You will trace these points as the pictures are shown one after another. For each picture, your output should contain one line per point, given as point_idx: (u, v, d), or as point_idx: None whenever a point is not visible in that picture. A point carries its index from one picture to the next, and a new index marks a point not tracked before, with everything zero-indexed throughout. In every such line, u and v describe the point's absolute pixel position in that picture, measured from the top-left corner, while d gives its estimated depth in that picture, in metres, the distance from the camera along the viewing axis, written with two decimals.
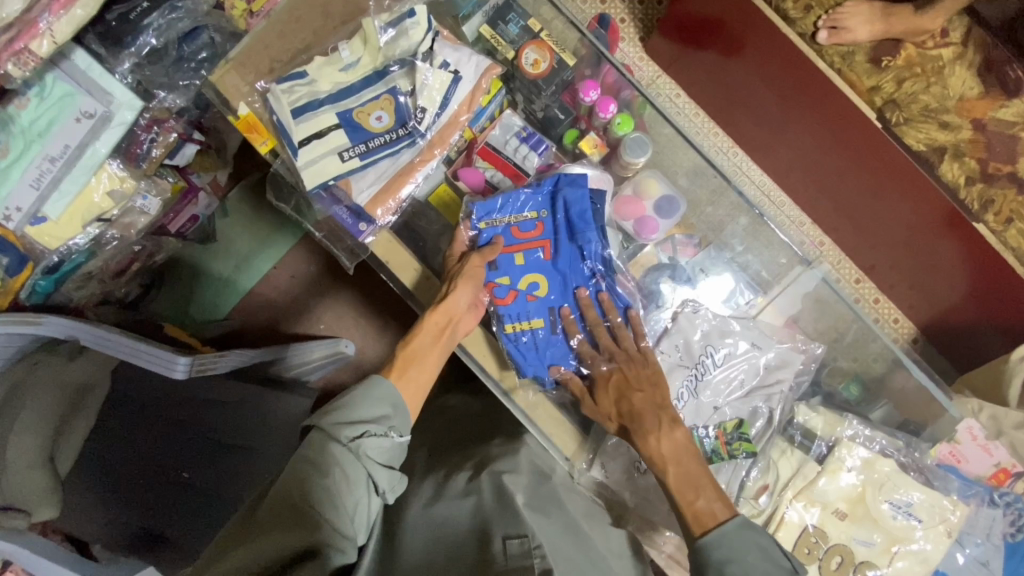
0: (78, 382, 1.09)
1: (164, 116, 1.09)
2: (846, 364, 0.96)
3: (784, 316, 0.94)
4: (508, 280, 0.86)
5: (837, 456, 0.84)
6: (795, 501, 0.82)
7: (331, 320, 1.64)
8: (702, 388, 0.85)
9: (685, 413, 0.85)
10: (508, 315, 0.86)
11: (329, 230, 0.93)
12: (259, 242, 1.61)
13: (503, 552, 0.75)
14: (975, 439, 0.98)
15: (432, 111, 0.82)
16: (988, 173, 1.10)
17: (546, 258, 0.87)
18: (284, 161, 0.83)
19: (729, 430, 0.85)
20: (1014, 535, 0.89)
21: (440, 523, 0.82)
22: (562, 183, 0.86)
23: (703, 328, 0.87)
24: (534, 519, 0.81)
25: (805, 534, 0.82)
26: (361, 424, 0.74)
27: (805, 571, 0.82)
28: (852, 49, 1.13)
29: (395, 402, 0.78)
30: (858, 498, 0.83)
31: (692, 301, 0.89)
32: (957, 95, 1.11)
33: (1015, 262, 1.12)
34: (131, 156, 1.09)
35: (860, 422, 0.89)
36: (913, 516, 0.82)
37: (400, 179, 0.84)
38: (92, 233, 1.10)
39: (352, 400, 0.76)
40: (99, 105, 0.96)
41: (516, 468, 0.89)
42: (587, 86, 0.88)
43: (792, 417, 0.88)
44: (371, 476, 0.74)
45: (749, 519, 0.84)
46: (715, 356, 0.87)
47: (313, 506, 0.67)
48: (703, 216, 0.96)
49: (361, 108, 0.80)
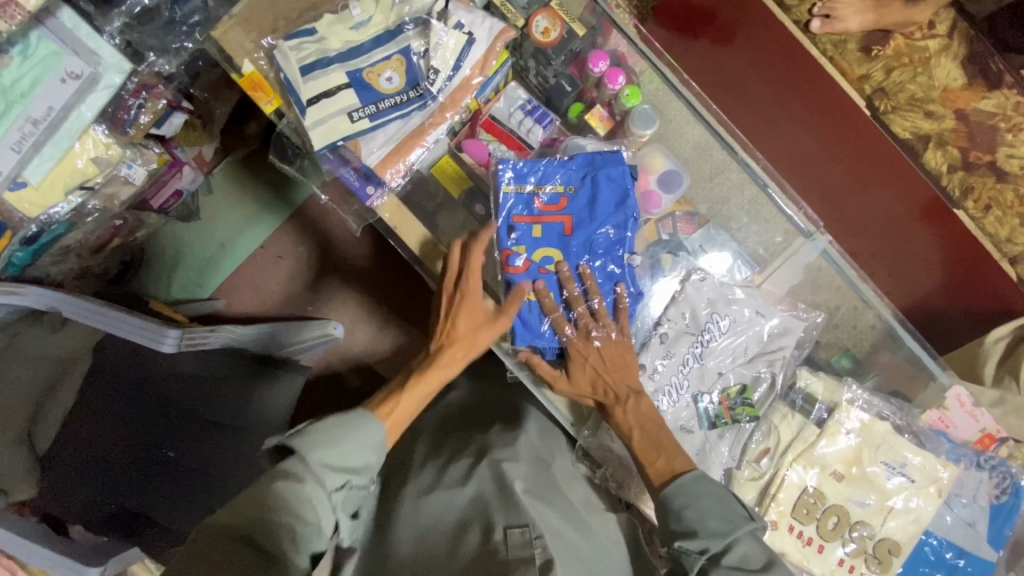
0: (63, 356, 1.07)
1: (152, 82, 1.07)
2: (836, 337, 1.00)
3: (784, 288, 0.96)
4: (522, 250, 0.85)
5: (837, 420, 0.87)
6: (796, 463, 0.85)
7: (320, 301, 1.61)
8: (707, 354, 0.87)
9: (691, 378, 0.87)
10: (516, 284, 0.85)
11: (334, 194, 0.92)
12: (246, 221, 1.57)
13: (505, 542, 0.76)
14: (964, 405, 0.97)
15: (445, 72, 0.81)
16: (969, 162, 1.16)
17: (563, 234, 0.85)
18: (289, 121, 0.82)
19: (733, 395, 0.87)
20: (998, 496, 0.91)
21: (437, 512, 0.82)
22: (597, 161, 0.86)
23: (709, 296, 0.88)
24: (535, 509, 0.82)
25: (804, 495, 0.84)
26: (345, 472, 0.73)
27: (804, 531, 0.84)
28: (844, 37, 1.19)
29: (380, 449, 0.77)
30: (855, 460, 0.86)
31: (698, 270, 0.89)
32: (942, 85, 1.14)
33: (991, 248, 1.18)
34: (117, 122, 1.05)
35: (858, 386, 0.91)
36: (906, 476, 0.86)
37: (411, 141, 0.83)
38: (74, 202, 1.06)
39: (342, 438, 0.74)
40: (86, 66, 0.92)
41: (516, 449, 0.90)
42: (596, 56, 0.88)
43: (794, 381, 0.90)
44: (338, 527, 0.72)
45: (750, 482, 0.86)
46: (720, 324, 0.88)
47: (280, 541, 0.64)
48: (705, 193, 0.97)
49: (371, 68, 0.80)
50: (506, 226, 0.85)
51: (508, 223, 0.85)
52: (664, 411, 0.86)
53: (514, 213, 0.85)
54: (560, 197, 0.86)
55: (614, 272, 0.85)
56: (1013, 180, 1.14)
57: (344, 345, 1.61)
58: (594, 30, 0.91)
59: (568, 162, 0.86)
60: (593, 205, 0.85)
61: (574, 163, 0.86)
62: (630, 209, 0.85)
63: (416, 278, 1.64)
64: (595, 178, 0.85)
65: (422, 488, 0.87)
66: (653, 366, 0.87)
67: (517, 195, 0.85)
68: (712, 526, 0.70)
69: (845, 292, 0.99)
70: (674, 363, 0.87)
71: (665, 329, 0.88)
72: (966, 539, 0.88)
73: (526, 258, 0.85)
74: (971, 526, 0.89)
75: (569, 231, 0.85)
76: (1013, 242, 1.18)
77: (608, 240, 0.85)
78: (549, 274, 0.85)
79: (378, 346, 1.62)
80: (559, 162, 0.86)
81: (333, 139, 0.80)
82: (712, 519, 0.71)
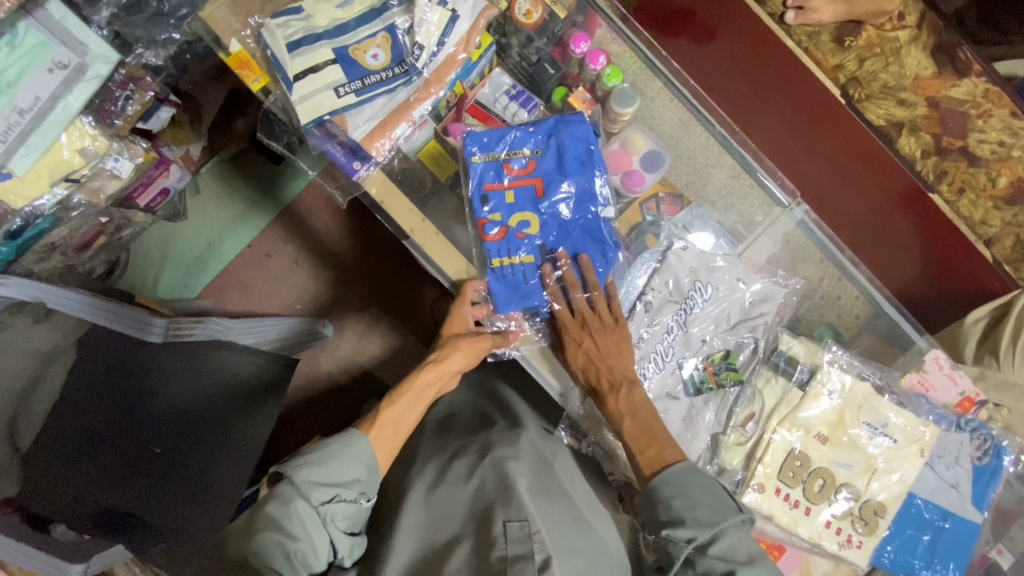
0: (46, 350, 1.04)
1: (140, 73, 1.07)
2: (818, 313, 1.02)
3: (765, 257, 0.98)
4: (498, 218, 0.86)
5: (819, 381, 0.87)
6: (780, 426, 0.86)
7: (309, 299, 1.60)
8: (691, 321, 0.89)
9: (677, 346, 0.89)
10: (495, 251, 0.86)
11: (324, 171, 0.95)
12: (233, 219, 1.57)
13: (504, 536, 0.75)
14: (942, 368, 0.96)
15: (429, 48, 0.83)
16: (941, 147, 1.17)
17: (536, 196, 0.87)
18: (276, 98, 0.84)
19: (717, 361, 0.89)
20: (981, 458, 0.92)
21: (442, 506, 0.82)
22: (561, 126, 0.88)
23: (691, 265, 0.90)
24: (537, 510, 0.80)
25: (791, 457, 0.85)
26: (332, 487, 0.74)
27: (791, 493, 0.85)
28: (817, 29, 1.20)
29: (370, 464, 0.79)
30: (838, 422, 0.87)
31: (680, 238, 0.90)
32: (913, 74, 1.14)
33: (966, 230, 1.22)
34: (104, 114, 1.05)
35: (839, 348, 0.92)
36: (889, 436, 0.87)
37: (398, 116, 0.84)
38: (60, 193, 1.05)
39: (331, 458, 0.76)
40: (73, 56, 0.93)
41: (518, 447, 0.87)
42: (577, 38, 0.90)
43: (776, 345, 0.91)
44: (333, 541, 0.75)
45: (736, 446, 0.87)
46: (704, 292, 0.90)
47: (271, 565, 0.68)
48: (687, 173, 0.99)
49: (357, 45, 0.81)
50: (481, 196, 0.86)
51: (481, 193, 0.86)
52: (650, 379, 0.89)
53: (486, 181, 0.86)
54: (528, 160, 0.87)
55: (587, 230, 0.87)
56: (983, 164, 1.15)
57: (334, 342, 1.60)
58: (572, 17, 0.94)
59: (535, 128, 0.88)
60: (561, 167, 0.87)
61: (540, 128, 0.88)
62: (597, 169, 0.88)
63: (404, 274, 1.62)
64: (561, 141, 0.87)
65: (426, 486, 0.86)
66: (637, 333, 0.89)
67: (489, 163, 0.86)
68: (700, 517, 0.75)
69: (824, 270, 1.02)
70: (659, 330, 0.89)
71: (648, 298, 0.90)
72: (949, 495, 0.90)
73: (502, 225, 0.86)
74: (956, 487, 0.90)
75: (541, 194, 0.87)
76: (988, 224, 1.21)
77: (579, 199, 0.87)
78: (526, 238, 0.86)
79: (370, 344, 1.61)
80: (524, 129, 0.88)
81: (319, 114, 0.81)
82: (701, 510, 0.75)
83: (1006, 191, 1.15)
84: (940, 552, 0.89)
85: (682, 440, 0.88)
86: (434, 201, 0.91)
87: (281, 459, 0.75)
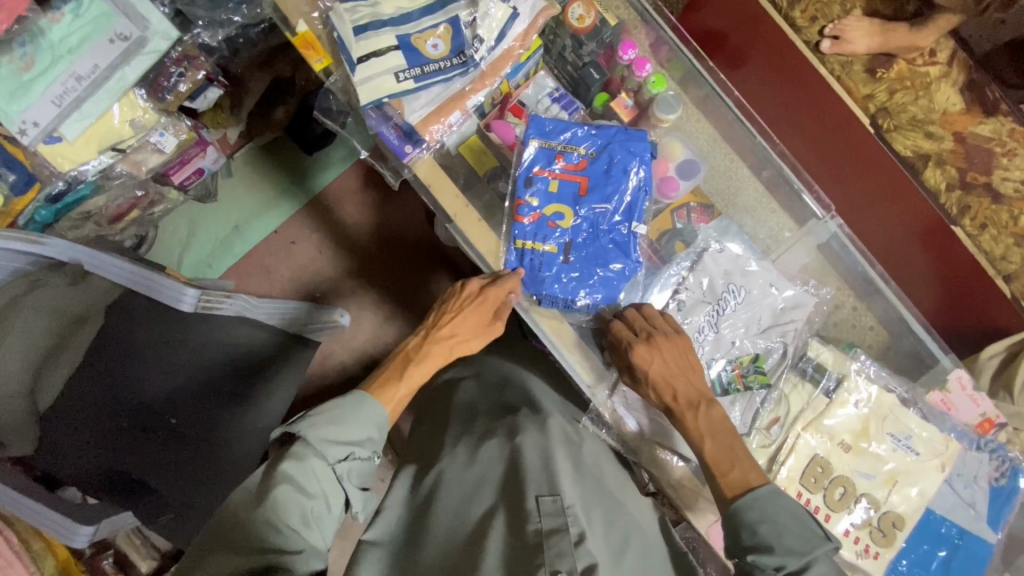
0: (76, 313, 1.04)
1: (195, 53, 1.11)
2: (839, 330, 1.04)
3: (793, 268, 1.01)
4: (536, 202, 0.88)
5: (845, 390, 0.90)
6: (806, 430, 0.89)
7: (331, 287, 1.62)
8: (722, 322, 0.91)
9: (706, 346, 0.91)
10: (526, 233, 0.88)
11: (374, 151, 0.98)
12: (263, 204, 1.60)
13: (538, 510, 0.76)
14: (965, 389, 1.00)
15: (490, 41, 0.89)
16: (966, 181, 1.21)
17: (578, 194, 0.89)
18: (337, 81, 0.88)
19: (745, 364, 0.91)
20: (998, 478, 0.96)
21: (473, 483, 0.83)
22: (620, 137, 0.90)
23: (725, 269, 0.92)
24: (572, 486, 0.82)
25: (813, 463, 0.88)
26: (347, 445, 0.76)
27: (811, 499, 0.87)
28: (850, 59, 1.23)
29: (380, 423, 0.80)
30: (861, 431, 0.90)
31: (716, 242, 0.92)
32: (942, 108, 1.21)
33: (987, 265, 1.20)
34: (156, 88, 1.09)
35: (865, 359, 0.95)
36: (910, 447, 0.89)
37: (452, 104, 0.89)
38: (105, 161, 1.09)
39: (340, 417, 0.77)
40: (136, 29, 0.97)
41: (547, 435, 0.87)
42: (625, 45, 0.93)
43: (804, 352, 0.93)
44: (347, 498, 0.75)
45: (761, 449, 0.89)
46: (737, 295, 0.92)
47: (291, 523, 0.68)
48: (717, 187, 1.02)
49: (420, 34, 0.86)
50: (525, 178, 0.89)
51: (526, 176, 0.88)
52: None
53: (534, 166, 0.88)
54: (580, 157, 0.90)
55: (619, 237, 0.89)
56: (1007, 202, 1.21)
57: (352, 331, 1.61)
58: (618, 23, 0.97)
59: (592, 131, 0.90)
60: (608, 169, 0.89)
61: (602, 134, 0.90)
62: (643, 186, 0.90)
63: (426, 269, 1.65)
64: (618, 149, 0.90)
65: (458, 466, 0.85)
66: None
67: (539, 152, 0.89)
68: (790, 544, 0.72)
69: (850, 287, 1.04)
70: (691, 330, 0.91)
71: (682, 297, 0.92)
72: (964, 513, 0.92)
73: (536, 209, 0.88)
74: (971, 504, 0.93)
75: (585, 192, 0.89)
76: (1008, 259, 1.21)
77: (619, 203, 0.89)
78: (557, 228, 0.88)
79: (391, 332, 1.62)
80: (588, 129, 0.90)
81: (379, 96, 0.86)
82: (790, 537, 0.72)
83: None
84: (953, 569, 0.90)
85: None
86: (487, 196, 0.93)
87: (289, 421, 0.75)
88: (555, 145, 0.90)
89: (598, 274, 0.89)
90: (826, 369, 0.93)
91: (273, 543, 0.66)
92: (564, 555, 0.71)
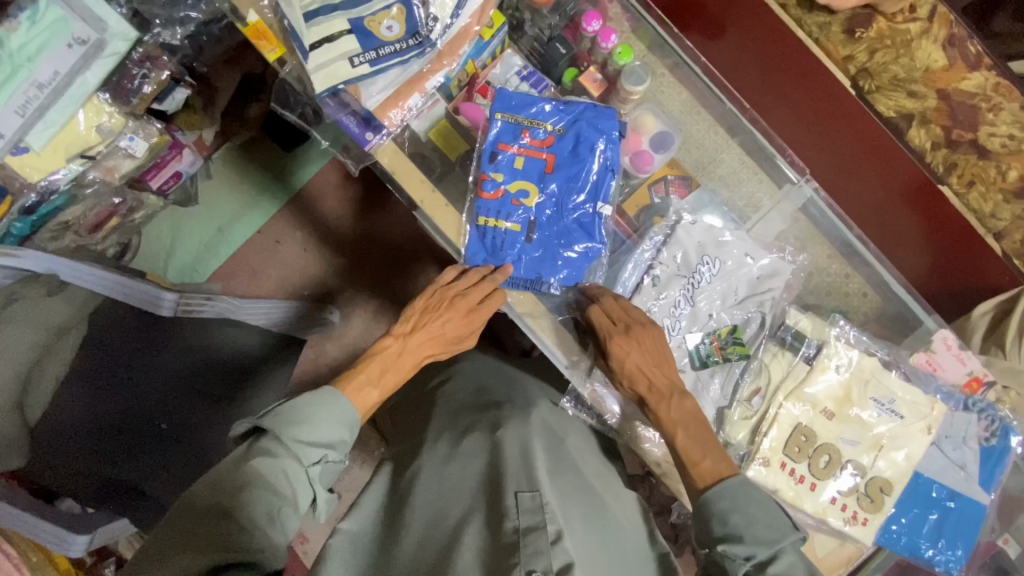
0: (59, 324, 0.99)
1: (156, 53, 1.10)
2: (824, 296, 1.03)
3: (772, 235, 1.00)
4: (500, 177, 0.87)
5: (826, 356, 0.88)
6: (788, 400, 0.87)
7: (318, 285, 1.61)
8: (698, 295, 0.90)
9: (683, 320, 0.90)
10: (490, 209, 0.87)
11: (337, 141, 0.96)
12: (243, 205, 1.58)
13: (516, 507, 0.74)
14: (950, 348, 0.97)
15: (444, 20, 0.86)
16: (951, 140, 1.17)
17: (544, 171, 0.88)
18: (291, 70, 0.86)
19: (723, 336, 0.90)
20: (989, 439, 0.93)
21: (454, 481, 0.82)
22: (588, 114, 0.89)
23: (699, 239, 0.90)
24: (550, 485, 0.80)
25: (797, 432, 0.87)
26: (320, 448, 0.75)
27: (797, 469, 0.86)
28: (829, 19, 1.18)
29: (352, 425, 0.79)
30: (845, 397, 0.88)
31: (687, 212, 0.91)
32: (923, 66, 1.13)
33: (978, 224, 1.20)
34: (121, 91, 1.07)
35: (846, 324, 0.92)
36: (895, 411, 0.88)
37: (410, 87, 0.89)
38: (75, 169, 1.07)
39: (314, 417, 0.76)
40: (92, 32, 0.94)
41: (529, 427, 0.87)
42: (589, 17, 0.92)
43: (783, 320, 0.91)
44: (314, 500, 0.75)
45: (743, 421, 0.89)
46: (711, 267, 0.90)
47: (259, 525, 0.68)
48: (694, 154, 1.02)
49: (372, 16, 0.83)
50: (490, 152, 0.87)
51: (491, 150, 0.87)
52: None
53: (499, 140, 0.87)
54: (547, 133, 0.88)
55: (583, 215, 0.88)
56: (994, 157, 1.15)
57: (342, 328, 1.61)
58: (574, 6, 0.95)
59: (557, 107, 0.89)
60: (574, 146, 0.88)
61: (571, 113, 0.89)
62: (609, 165, 0.88)
63: (412, 260, 1.63)
64: (585, 125, 0.88)
65: (438, 461, 0.85)
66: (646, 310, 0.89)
67: (506, 129, 0.87)
68: (760, 533, 0.72)
69: (834, 252, 1.02)
70: (666, 304, 0.90)
71: (656, 272, 0.90)
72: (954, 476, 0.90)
73: (499, 183, 0.87)
74: (961, 466, 0.92)
75: (551, 170, 0.88)
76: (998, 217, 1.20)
77: (586, 179, 0.88)
78: (521, 206, 0.87)
79: (378, 330, 1.62)
80: (555, 105, 0.89)
81: (334, 83, 0.83)
82: (759, 526, 0.73)
83: (1015, 184, 1.14)
84: (946, 532, 0.90)
85: None
86: (456, 184, 0.93)
87: (261, 416, 0.74)
88: (521, 119, 0.88)
89: (560, 254, 0.88)
90: (806, 336, 0.91)
91: (235, 542, 0.66)
92: (539, 554, 0.69)
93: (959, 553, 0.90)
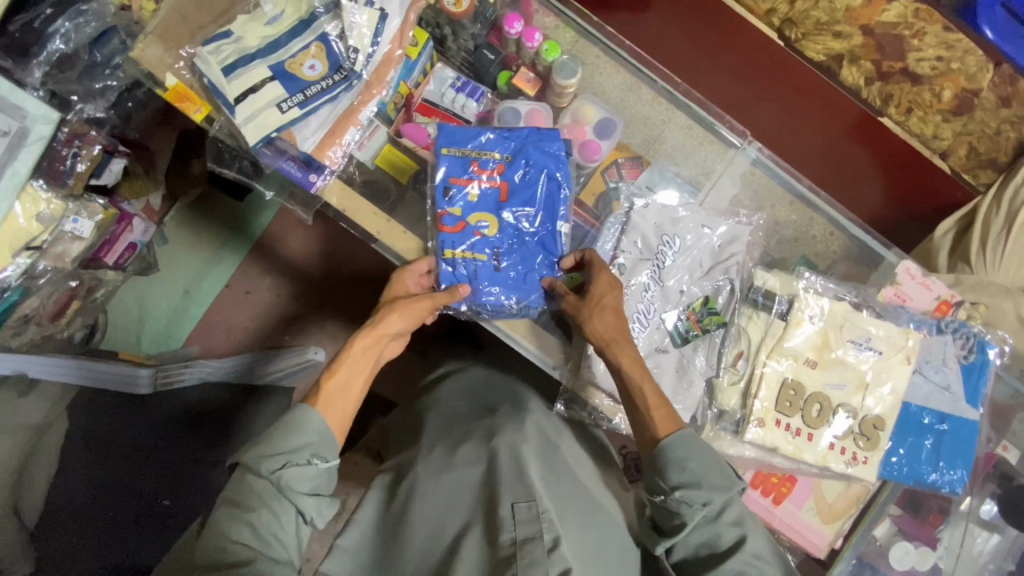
0: (37, 423, 0.96)
1: (83, 128, 1.07)
2: (790, 248, 1.05)
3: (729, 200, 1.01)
4: (457, 212, 0.87)
5: (799, 310, 0.89)
6: (770, 359, 0.89)
7: (297, 328, 1.59)
8: (666, 276, 0.91)
9: (656, 301, 0.91)
10: (450, 244, 0.87)
11: (283, 185, 0.95)
12: (204, 263, 1.55)
13: (515, 514, 0.74)
14: (915, 277, 0.98)
15: (365, 50, 0.84)
16: (883, 73, 1.16)
17: (499, 200, 0.88)
18: (222, 125, 0.86)
19: (699, 309, 0.91)
20: (966, 356, 0.95)
21: (452, 491, 0.82)
22: (533, 138, 0.89)
23: (657, 221, 0.91)
24: (548, 484, 0.80)
25: (785, 388, 0.88)
26: (281, 456, 0.70)
27: (791, 423, 0.88)
28: None
29: (320, 429, 0.73)
30: (824, 344, 0.90)
31: (639, 196, 0.92)
32: (845, 7, 1.10)
33: (920, 146, 1.25)
34: (54, 174, 1.04)
35: (813, 275, 0.94)
36: (874, 349, 0.90)
37: (344, 123, 0.86)
38: (22, 263, 1.03)
39: (278, 428, 0.72)
40: (12, 121, 0.91)
41: (524, 428, 0.87)
42: (510, 19, 0.94)
43: (751, 282, 0.93)
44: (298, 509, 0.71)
45: (733, 387, 0.91)
46: (673, 246, 0.91)
47: (236, 544, 0.65)
48: (641, 133, 1.03)
49: (293, 60, 0.82)
50: (443, 188, 0.87)
51: (444, 186, 0.87)
52: (638, 338, 0.90)
53: (450, 175, 0.87)
54: (496, 163, 0.88)
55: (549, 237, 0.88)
56: (927, 82, 1.13)
57: None
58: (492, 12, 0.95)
59: (504, 135, 0.89)
60: (524, 172, 0.88)
61: (518, 137, 0.89)
62: (563, 184, 0.89)
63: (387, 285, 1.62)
64: (535, 147, 0.88)
65: (436, 468, 0.85)
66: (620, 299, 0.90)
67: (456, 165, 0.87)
68: (715, 481, 0.76)
69: (790, 203, 1.04)
70: (637, 289, 0.90)
71: (622, 259, 0.91)
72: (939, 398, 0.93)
73: (456, 215, 0.87)
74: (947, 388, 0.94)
75: (505, 197, 0.88)
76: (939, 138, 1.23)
77: (542, 202, 0.89)
78: (483, 237, 0.87)
79: None
80: (499, 134, 0.89)
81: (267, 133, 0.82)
82: (714, 474, 0.76)
83: (951, 104, 1.14)
84: (943, 453, 0.93)
85: (680, 391, 0.90)
86: (411, 206, 0.93)
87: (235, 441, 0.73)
88: (468, 152, 0.88)
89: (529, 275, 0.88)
90: (776, 294, 0.92)
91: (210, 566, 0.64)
92: (537, 563, 0.69)
93: (959, 470, 0.93)
